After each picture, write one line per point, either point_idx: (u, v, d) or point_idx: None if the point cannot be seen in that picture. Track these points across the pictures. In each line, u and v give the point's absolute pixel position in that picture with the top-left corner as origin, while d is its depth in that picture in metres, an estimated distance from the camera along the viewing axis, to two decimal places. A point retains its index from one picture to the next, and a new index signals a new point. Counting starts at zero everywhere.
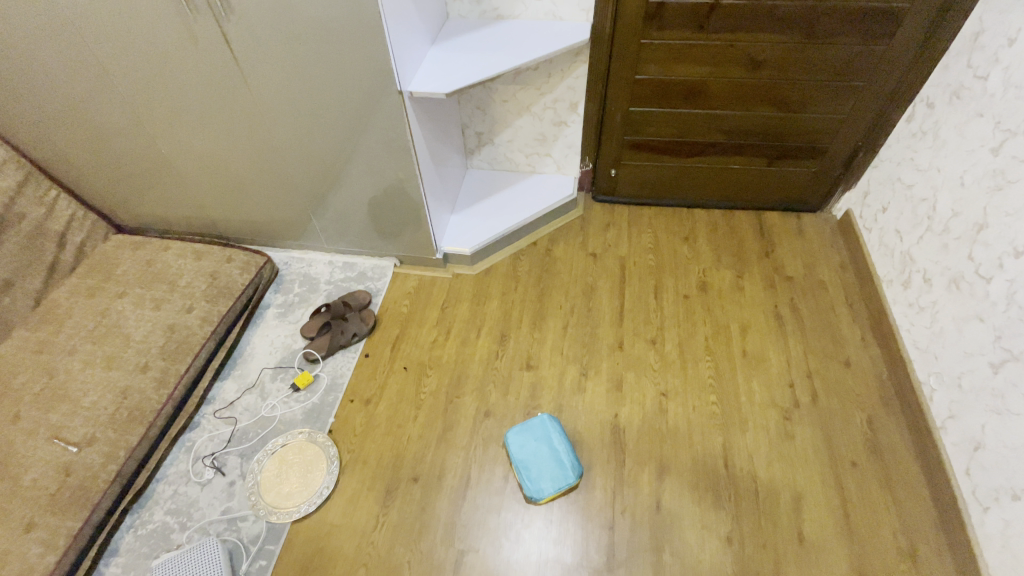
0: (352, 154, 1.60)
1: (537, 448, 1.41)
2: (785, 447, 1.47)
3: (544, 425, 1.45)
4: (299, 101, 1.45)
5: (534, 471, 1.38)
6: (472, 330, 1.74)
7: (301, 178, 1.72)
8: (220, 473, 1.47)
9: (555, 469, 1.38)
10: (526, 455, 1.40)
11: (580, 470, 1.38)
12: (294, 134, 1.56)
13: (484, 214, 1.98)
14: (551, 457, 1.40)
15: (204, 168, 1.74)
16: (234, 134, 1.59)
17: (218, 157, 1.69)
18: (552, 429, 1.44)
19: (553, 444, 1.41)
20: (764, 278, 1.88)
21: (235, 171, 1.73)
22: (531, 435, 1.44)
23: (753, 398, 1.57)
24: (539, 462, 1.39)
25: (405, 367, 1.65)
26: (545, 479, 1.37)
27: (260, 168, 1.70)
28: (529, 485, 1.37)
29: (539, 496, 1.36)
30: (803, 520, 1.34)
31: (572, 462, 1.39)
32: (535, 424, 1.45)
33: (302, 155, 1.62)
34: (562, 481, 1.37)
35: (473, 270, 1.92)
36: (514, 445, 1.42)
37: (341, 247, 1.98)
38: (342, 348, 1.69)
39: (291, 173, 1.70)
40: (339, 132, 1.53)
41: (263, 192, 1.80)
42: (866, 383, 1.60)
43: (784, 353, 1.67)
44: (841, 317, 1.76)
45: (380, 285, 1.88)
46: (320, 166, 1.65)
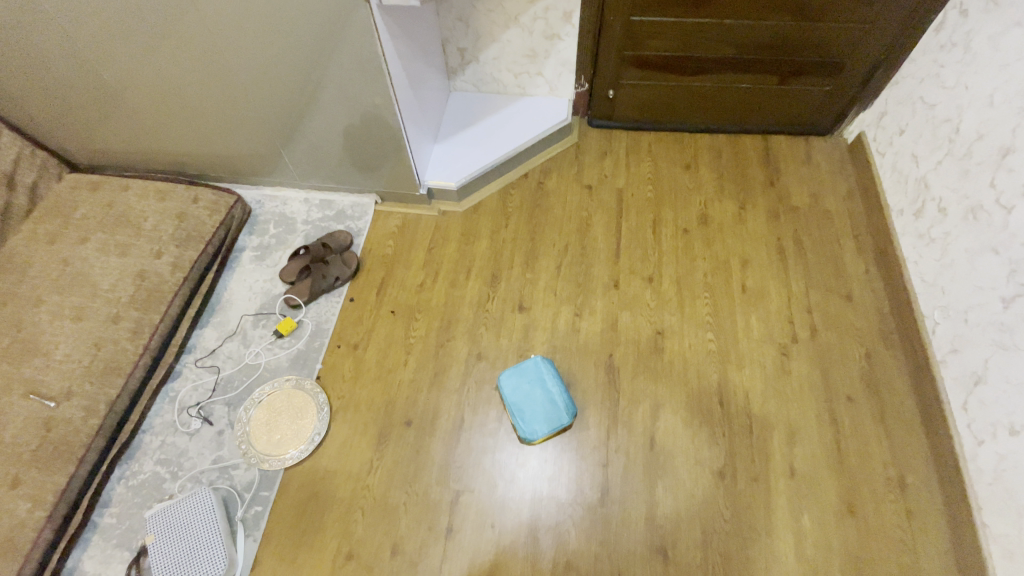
0: (320, 77, 1.42)
1: (531, 390, 1.38)
2: (782, 383, 1.45)
3: (538, 366, 1.41)
4: (260, 17, 1.26)
5: (528, 413, 1.36)
6: (461, 269, 1.65)
7: (268, 107, 1.55)
8: (208, 423, 1.43)
9: (549, 410, 1.36)
10: (520, 397, 1.37)
11: (575, 411, 1.36)
12: (249, 53, 1.36)
13: (469, 144, 1.83)
14: (545, 399, 1.37)
15: (160, 99, 1.56)
16: (181, 55, 1.40)
17: (173, 85, 1.50)
18: (546, 370, 1.40)
19: (547, 386, 1.38)
20: (768, 209, 1.78)
21: (190, 100, 1.54)
22: (524, 377, 1.39)
23: (751, 334, 1.53)
24: (532, 404, 1.36)
25: (393, 310, 1.58)
26: (539, 421, 1.35)
27: (217, 95, 1.51)
28: (522, 426, 1.35)
29: (533, 438, 1.34)
30: (796, 454, 1.35)
31: (566, 403, 1.36)
32: (528, 366, 1.41)
33: (261, 78, 1.44)
34: (556, 422, 1.35)
35: (459, 205, 1.79)
36: (507, 387, 1.39)
37: (317, 183, 1.83)
38: (326, 293, 1.61)
39: (252, 100, 1.52)
40: (307, 54, 1.35)
41: (224, 122, 1.62)
42: (867, 317, 1.56)
43: (785, 287, 1.61)
44: (846, 249, 1.69)
45: (362, 225, 1.76)
46: (289, 93, 1.48)
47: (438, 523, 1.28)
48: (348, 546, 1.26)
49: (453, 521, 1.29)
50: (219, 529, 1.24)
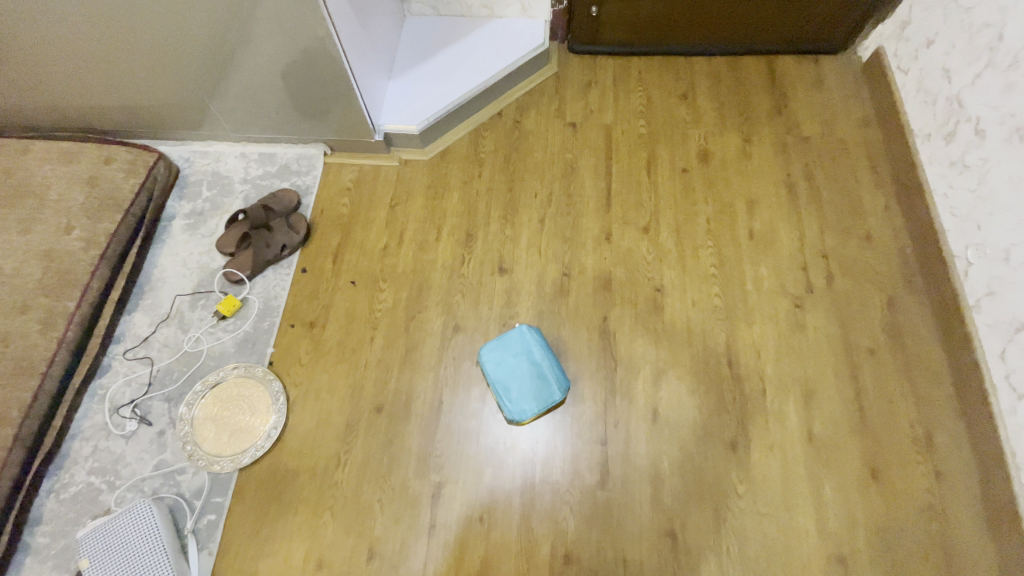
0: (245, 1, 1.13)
1: (516, 364, 1.20)
2: (796, 338, 1.29)
3: (523, 336, 1.22)
4: None
5: (515, 391, 1.18)
6: (430, 229, 1.42)
7: (184, 43, 1.25)
8: (146, 423, 1.23)
9: (538, 387, 1.18)
10: (504, 373, 1.19)
11: (568, 385, 1.19)
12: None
13: (430, 79, 1.56)
14: (533, 374, 1.19)
15: (45, 36, 1.24)
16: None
17: (60, 17, 1.19)
18: (533, 340, 1.21)
19: (535, 358, 1.20)
20: (776, 141, 1.57)
21: (84, 36, 1.23)
22: (508, 350, 1.21)
23: (761, 286, 1.35)
24: (519, 380, 1.19)
25: (353, 281, 1.36)
26: (528, 400, 1.18)
27: (119, 28, 1.21)
28: (509, 406, 1.18)
29: (522, 418, 1.17)
30: (814, 417, 1.21)
31: (558, 377, 1.19)
32: (512, 336, 1.22)
33: (162, 2, 1.14)
34: (547, 399, 1.18)
35: (424, 152, 1.54)
36: (490, 363, 1.21)
37: (254, 134, 1.55)
38: (273, 264, 1.38)
39: (156, 33, 1.22)
40: None
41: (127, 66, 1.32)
42: (888, 259, 1.39)
43: (797, 230, 1.43)
44: (862, 183, 1.50)
45: (311, 181, 1.50)
46: (209, 23, 1.19)
47: (419, 521, 1.12)
48: (318, 552, 1.11)
49: (436, 516, 1.13)
50: (165, 547, 1.07)
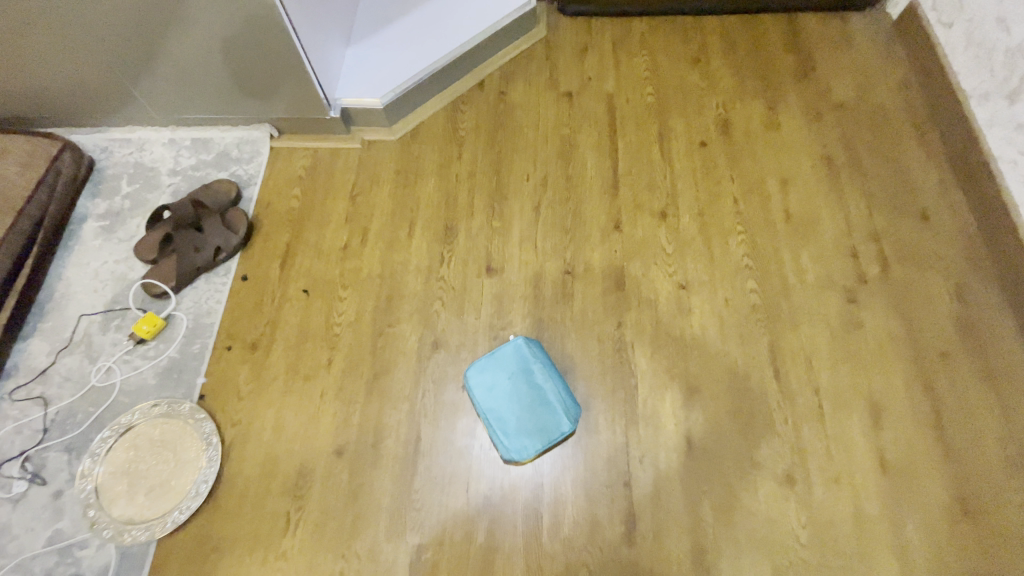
0: None
1: (513, 387, 0.95)
2: (852, 341, 1.06)
3: (519, 352, 0.97)
4: None
5: (512, 422, 0.93)
6: (401, 222, 1.16)
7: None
8: (38, 482, 0.96)
9: (542, 416, 0.93)
10: (497, 400, 0.95)
11: (579, 412, 0.94)
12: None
13: (395, 45, 1.30)
14: (535, 399, 0.94)
15: None
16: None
17: None
18: (532, 356, 0.97)
19: (536, 379, 0.95)
20: (806, 108, 1.34)
21: None
22: (501, 369, 0.96)
23: (804, 277, 1.12)
24: (517, 408, 0.94)
25: (306, 289, 1.09)
26: (530, 433, 0.93)
27: None
28: (506, 442, 0.92)
29: (523, 457, 0.92)
30: (883, 439, 0.98)
31: (566, 402, 0.94)
32: (505, 352, 0.97)
33: None
34: (554, 431, 0.93)
35: (391, 132, 1.28)
36: (478, 387, 0.96)
37: (184, 116, 1.28)
38: (206, 271, 1.11)
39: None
40: None
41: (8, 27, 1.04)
42: (951, 240, 1.16)
43: (841, 210, 1.20)
44: (911, 152, 1.27)
45: (255, 169, 1.23)
46: None
47: None
48: None
49: None
50: None
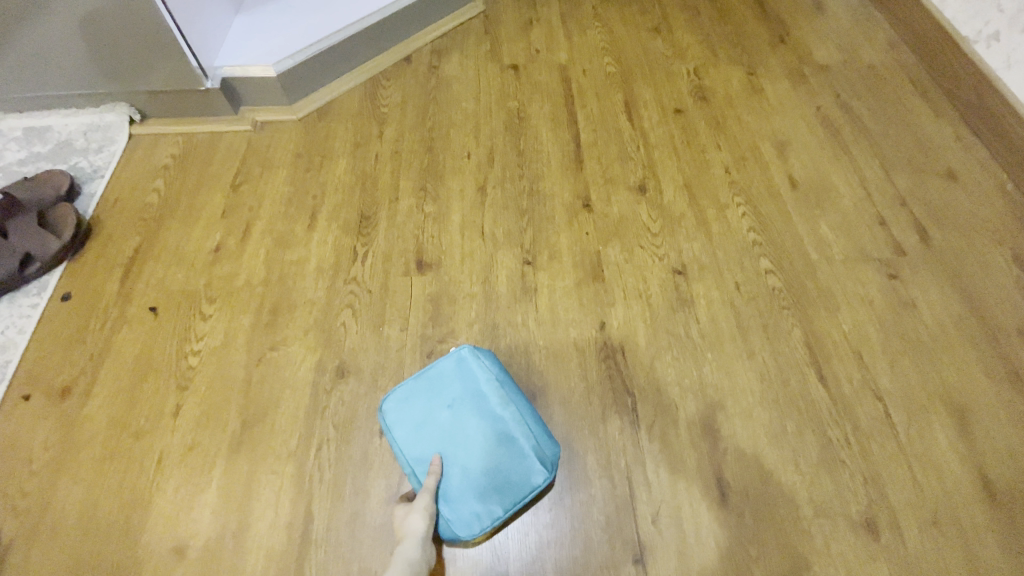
0: None
1: (454, 423, 0.63)
2: (907, 325, 0.80)
3: (462, 368, 0.66)
4: None
5: (454, 477, 0.61)
6: (300, 214, 0.87)
7: None
8: None
9: (500, 464, 0.61)
10: (431, 444, 0.62)
11: (556, 453, 0.62)
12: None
13: (298, 13, 1.06)
14: (488, 438, 0.62)
15: None
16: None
17: None
18: (482, 374, 0.65)
19: (489, 407, 0.63)
20: (789, 71, 1.16)
21: None
22: (435, 397, 0.64)
23: (828, 251, 0.87)
24: (461, 454, 0.61)
25: (156, 306, 0.77)
26: (483, 492, 0.60)
27: None
28: (448, 510, 0.60)
29: (475, 533, 0.59)
30: (983, 454, 0.69)
31: (536, 441, 0.62)
32: (442, 371, 0.66)
33: None
34: (521, 487, 0.61)
35: (292, 112, 1.01)
36: (402, 426, 0.63)
37: (13, 101, 0.98)
38: (10, 290, 0.78)
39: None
40: None
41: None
42: (990, 200, 0.95)
43: (854, 174, 0.98)
44: (917, 110, 1.09)
45: (104, 160, 0.93)
46: None
47: None
48: None
49: None
50: None
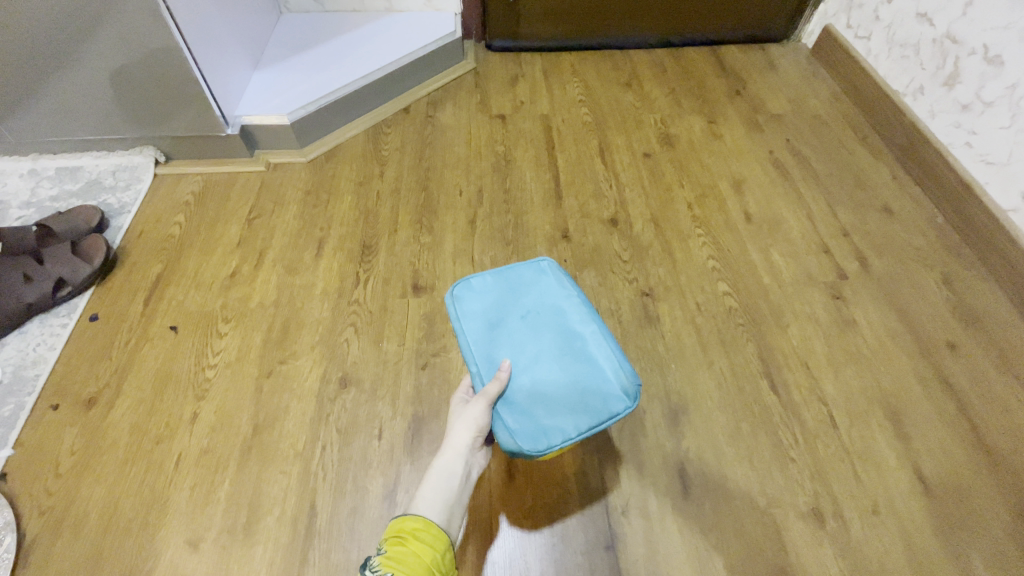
0: None
1: (531, 334, 0.67)
2: (850, 339, 0.90)
3: (540, 284, 0.71)
4: None
5: (527, 387, 0.63)
6: (308, 244, 0.97)
7: None
8: None
9: (580, 383, 0.63)
10: (502, 353, 0.65)
11: (640, 384, 0.63)
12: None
13: (310, 70, 1.20)
14: (566, 354, 0.65)
15: None
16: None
17: None
18: (560, 292, 0.70)
19: (569, 326, 0.67)
20: (744, 119, 1.30)
21: None
22: (512, 309, 0.69)
23: (780, 276, 0.98)
24: (538, 365, 0.64)
25: (176, 326, 0.85)
26: (555, 409, 0.61)
27: None
28: (514, 422, 0.60)
29: (542, 449, 0.59)
30: (918, 452, 0.78)
31: (617, 362, 0.64)
32: (523, 287, 0.71)
33: None
34: (598, 409, 0.61)
35: (302, 154, 1.13)
36: (474, 330, 0.67)
37: (49, 144, 1.08)
38: (43, 312, 0.86)
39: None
40: None
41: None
42: (921, 231, 1.07)
43: (802, 209, 1.10)
44: (858, 153, 1.23)
45: (131, 197, 1.03)
46: None
47: None
48: None
49: None
50: None
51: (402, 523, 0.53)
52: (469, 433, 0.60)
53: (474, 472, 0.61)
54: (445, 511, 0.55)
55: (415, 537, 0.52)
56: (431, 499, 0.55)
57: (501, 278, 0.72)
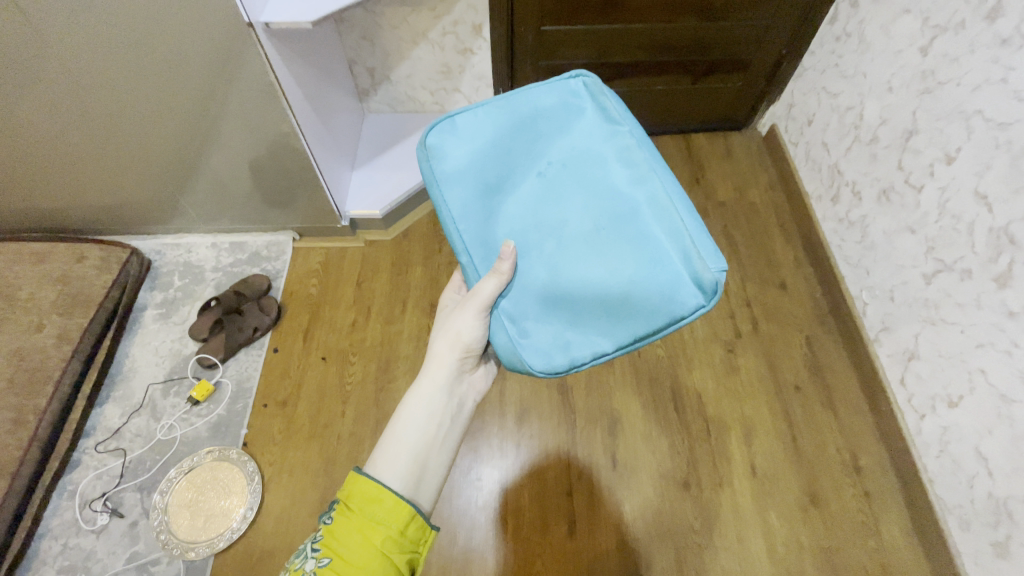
0: (216, 110, 1.23)
1: (567, 208, 0.75)
2: (732, 381, 1.44)
3: (574, 148, 0.77)
4: (122, 45, 1.06)
5: (552, 279, 0.75)
6: (396, 302, 1.54)
7: (159, 153, 1.35)
8: (118, 515, 1.24)
9: (625, 272, 0.70)
10: (527, 238, 0.77)
11: (727, 271, 0.67)
12: (115, 72, 1.11)
13: (392, 168, 1.72)
14: (606, 234, 0.72)
15: (24, 154, 1.32)
16: (26, 81, 1.12)
17: (39, 139, 1.28)
18: (599, 154, 0.75)
19: (615, 199, 0.73)
20: (697, 205, 1.80)
21: (62, 149, 1.32)
22: (543, 183, 0.78)
23: (696, 334, 1.52)
24: (569, 250, 0.74)
25: (325, 357, 1.45)
26: (585, 328, 0.74)
27: (98, 143, 1.31)
28: (543, 335, 0.76)
29: (569, 361, 0.74)
30: (755, 452, 1.35)
31: (668, 240, 0.69)
32: (552, 152, 0.78)
33: (137, 118, 1.23)
34: (643, 305, 0.70)
35: (388, 233, 1.68)
36: (501, 207, 0.79)
37: (224, 226, 1.66)
38: (247, 347, 1.46)
39: (132, 134, 1.28)
40: (195, 88, 1.17)
41: (95, 161, 1.37)
42: (802, 304, 1.59)
43: (723, 283, 1.62)
44: (775, 238, 1.73)
45: (281, 265, 1.62)
46: (179, 131, 1.28)
47: None
48: None
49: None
50: None
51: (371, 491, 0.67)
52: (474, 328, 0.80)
53: (463, 400, 0.84)
54: (408, 482, 0.72)
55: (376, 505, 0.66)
56: (393, 469, 0.72)
57: (528, 138, 0.78)
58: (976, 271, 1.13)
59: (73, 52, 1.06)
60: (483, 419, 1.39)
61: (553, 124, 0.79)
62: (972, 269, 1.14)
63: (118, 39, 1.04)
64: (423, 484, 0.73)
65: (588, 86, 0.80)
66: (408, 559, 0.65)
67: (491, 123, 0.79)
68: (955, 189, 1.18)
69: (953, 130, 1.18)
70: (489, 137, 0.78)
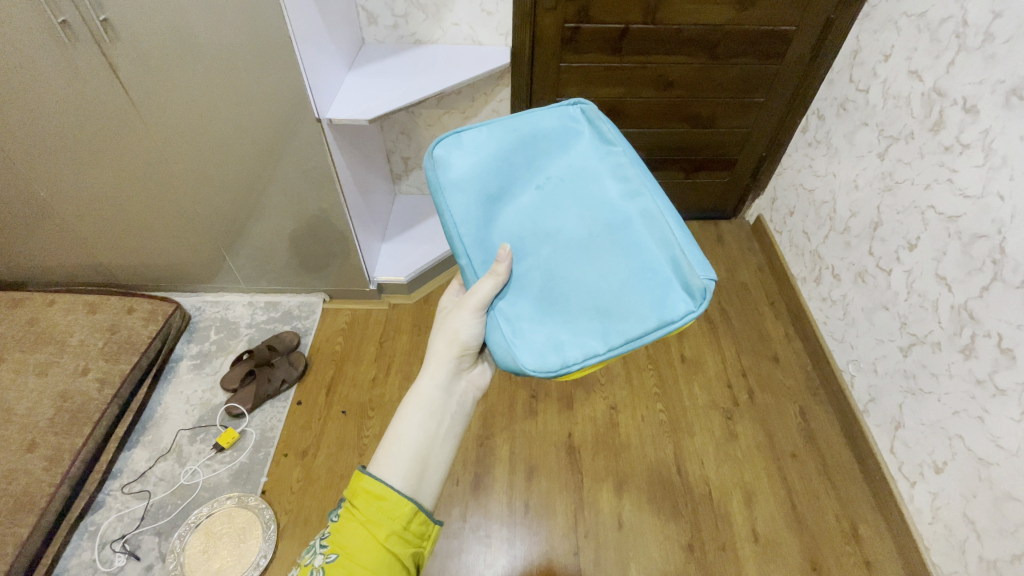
0: (266, 184, 1.43)
1: (563, 218, 0.86)
2: (731, 447, 1.51)
3: (572, 167, 0.89)
4: (199, 128, 1.27)
5: (549, 282, 0.84)
6: (415, 360, 1.66)
7: (210, 217, 1.54)
8: (134, 558, 1.28)
9: (619, 278, 0.81)
10: (525, 246, 0.86)
11: (712, 279, 0.78)
12: (187, 146, 1.32)
13: (417, 240, 1.91)
14: (602, 243, 0.84)
15: (92, 210, 1.50)
16: (112, 147, 1.32)
17: (107, 197, 1.46)
18: (597, 172, 0.88)
19: (610, 213, 0.85)
20: None
21: (124, 208, 1.50)
22: (543, 195, 0.88)
23: (695, 402, 1.61)
24: (565, 256, 0.85)
25: (345, 411, 1.53)
26: (578, 331, 0.81)
27: (158, 205, 1.49)
28: (539, 333, 0.82)
29: (564, 360, 0.80)
30: (756, 518, 1.39)
31: (657, 247, 0.81)
32: (552, 168, 0.90)
33: (196, 186, 1.43)
34: (635, 307, 0.79)
35: (410, 298, 1.83)
36: (501, 216, 0.88)
37: (261, 287, 1.82)
38: (272, 399, 1.55)
39: (193, 198, 1.47)
40: (252, 167, 1.38)
41: (154, 221, 1.55)
42: (795, 376, 1.69)
43: (719, 354, 1.74)
44: (766, 315, 1.87)
45: (310, 323, 1.76)
46: (232, 201, 1.48)
47: None
48: None
49: None
50: None
51: (375, 487, 0.73)
52: (474, 328, 0.86)
53: (456, 396, 0.87)
54: (409, 481, 0.76)
55: (380, 499, 0.73)
56: (395, 471, 0.76)
57: (528, 154, 0.89)
58: (945, 343, 1.24)
59: (162, 129, 1.27)
60: (493, 476, 1.45)
61: (552, 143, 0.90)
62: (940, 342, 1.25)
63: (201, 121, 1.25)
64: (424, 485, 0.78)
65: (585, 113, 0.93)
66: (412, 551, 0.73)
67: (495, 138, 0.89)
68: (919, 272, 1.32)
69: (911, 221, 1.35)
70: (492, 151, 0.88)
